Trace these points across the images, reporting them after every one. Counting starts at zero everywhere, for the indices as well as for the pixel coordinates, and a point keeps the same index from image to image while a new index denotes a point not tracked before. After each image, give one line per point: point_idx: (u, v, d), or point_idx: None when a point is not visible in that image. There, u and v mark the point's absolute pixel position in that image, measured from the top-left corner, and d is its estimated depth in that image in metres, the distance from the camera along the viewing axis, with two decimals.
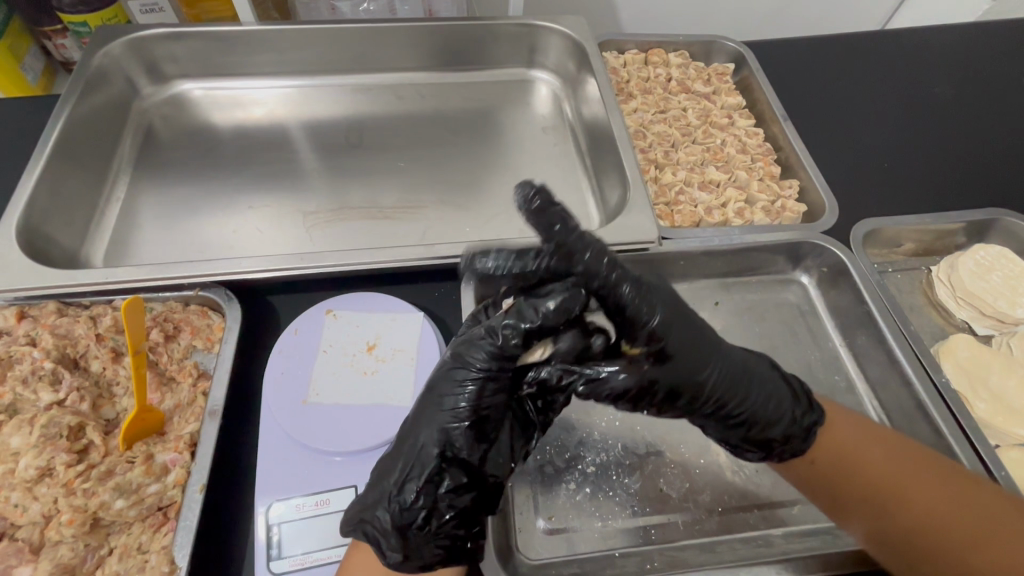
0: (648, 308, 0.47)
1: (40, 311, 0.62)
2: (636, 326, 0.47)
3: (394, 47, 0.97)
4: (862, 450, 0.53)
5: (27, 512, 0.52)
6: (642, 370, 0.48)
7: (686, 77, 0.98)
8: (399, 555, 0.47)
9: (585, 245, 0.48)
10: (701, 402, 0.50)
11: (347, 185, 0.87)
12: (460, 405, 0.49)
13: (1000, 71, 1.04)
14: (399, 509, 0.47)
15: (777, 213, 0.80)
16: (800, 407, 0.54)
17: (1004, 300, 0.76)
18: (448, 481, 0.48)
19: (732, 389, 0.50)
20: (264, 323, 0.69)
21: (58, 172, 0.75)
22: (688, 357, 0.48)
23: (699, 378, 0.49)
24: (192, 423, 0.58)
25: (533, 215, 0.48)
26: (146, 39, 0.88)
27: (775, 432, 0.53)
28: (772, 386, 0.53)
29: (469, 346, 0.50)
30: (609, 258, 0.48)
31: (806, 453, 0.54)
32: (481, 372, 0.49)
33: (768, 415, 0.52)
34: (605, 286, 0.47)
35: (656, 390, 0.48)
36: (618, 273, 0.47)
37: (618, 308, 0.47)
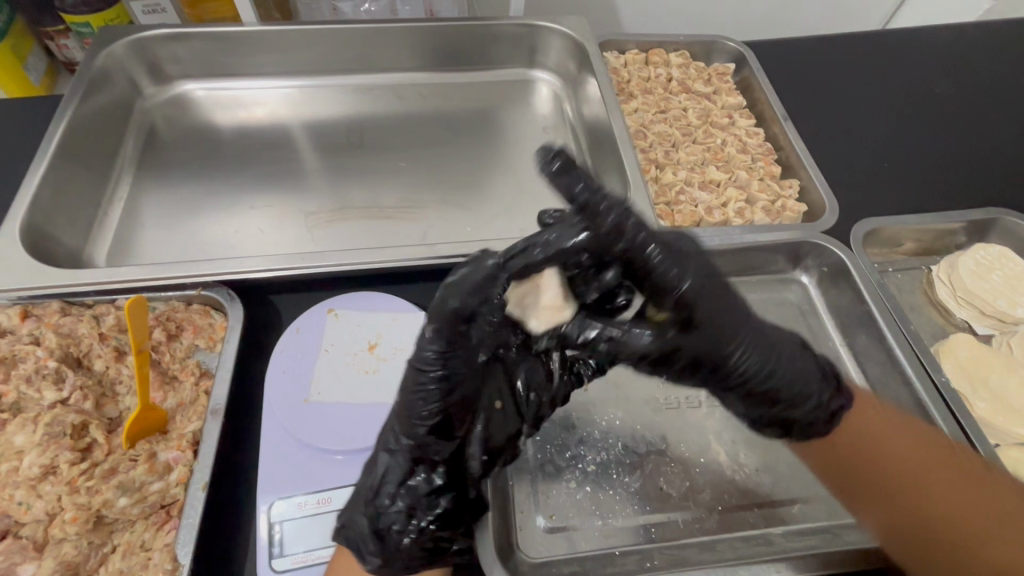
0: (676, 273, 0.44)
1: (44, 310, 0.63)
2: (663, 295, 0.45)
3: (395, 47, 0.97)
4: (885, 441, 0.55)
5: (31, 510, 0.52)
6: (666, 337, 0.46)
7: (686, 77, 0.98)
8: (379, 559, 0.49)
9: (609, 207, 0.45)
10: (729, 372, 0.49)
11: (349, 185, 0.87)
12: (424, 411, 0.46)
13: (1001, 70, 1.04)
14: (376, 514, 0.49)
15: (778, 213, 0.80)
16: (828, 390, 0.54)
17: (1004, 300, 0.76)
18: (423, 486, 0.49)
19: (764, 358, 0.49)
20: (266, 322, 0.69)
21: (61, 172, 0.76)
22: (714, 326, 0.46)
23: (725, 348, 0.48)
24: (195, 422, 0.58)
25: (557, 174, 0.45)
26: (148, 39, 0.89)
27: (800, 413, 0.53)
28: (802, 365, 0.52)
29: (420, 346, 0.45)
30: (636, 220, 0.45)
31: (830, 436, 0.57)
32: (437, 375, 0.45)
33: (795, 391, 0.51)
34: (632, 249, 0.45)
35: (679, 357, 0.47)
36: (644, 237, 0.45)
37: (646, 273, 0.45)
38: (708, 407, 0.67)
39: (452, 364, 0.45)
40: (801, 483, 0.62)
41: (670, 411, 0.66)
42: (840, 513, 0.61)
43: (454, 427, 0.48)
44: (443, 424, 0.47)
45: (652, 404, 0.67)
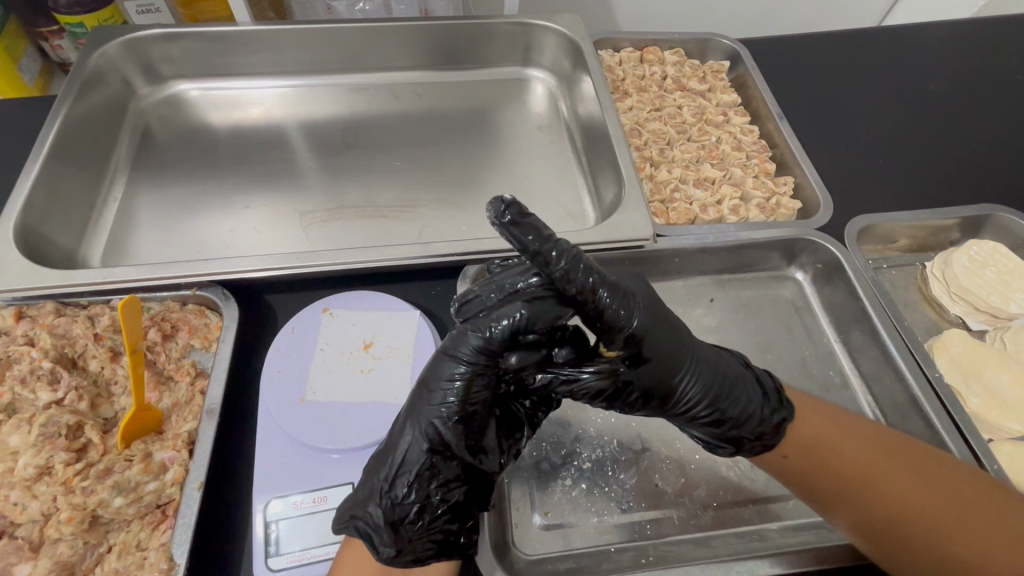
0: (625, 312, 0.47)
1: (38, 311, 0.62)
2: (613, 331, 0.47)
3: (389, 46, 0.97)
4: (842, 441, 0.54)
5: (27, 510, 0.52)
6: (618, 373, 0.50)
7: (681, 75, 0.99)
8: (392, 550, 0.47)
9: (560, 255, 0.45)
10: (679, 398, 0.52)
11: (344, 184, 0.87)
12: (449, 400, 0.48)
13: (995, 67, 1.04)
14: (391, 504, 0.48)
15: (772, 210, 0.81)
16: (770, 402, 0.54)
17: (998, 295, 0.76)
18: (439, 476, 0.49)
19: (708, 382, 0.51)
20: (262, 322, 0.69)
21: (56, 173, 0.76)
22: (664, 358, 0.50)
23: (673, 378, 0.51)
24: (190, 422, 0.58)
25: (510, 226, 0.44)
26: (142, 39, 0.88)
27: (746, 430, 0.53)
28: (742, 380, 0.54)
29: (457, 338, 0.49)
30: (586, 264, 0.46)
31: (779, 448, 0.54)
32: (470, 365, 0.48)
33: (744, 412, 0.53)
34: (583, 293, 0.45)
35: (631, 390, 0.50)
36: (593, 280, 0.46)
37: (598, 316, 0.46)
38: None
39: (481, 357, 0.48)
40: None
41: None
42: None
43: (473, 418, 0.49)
44: (463, 415, 0.48)
45: None
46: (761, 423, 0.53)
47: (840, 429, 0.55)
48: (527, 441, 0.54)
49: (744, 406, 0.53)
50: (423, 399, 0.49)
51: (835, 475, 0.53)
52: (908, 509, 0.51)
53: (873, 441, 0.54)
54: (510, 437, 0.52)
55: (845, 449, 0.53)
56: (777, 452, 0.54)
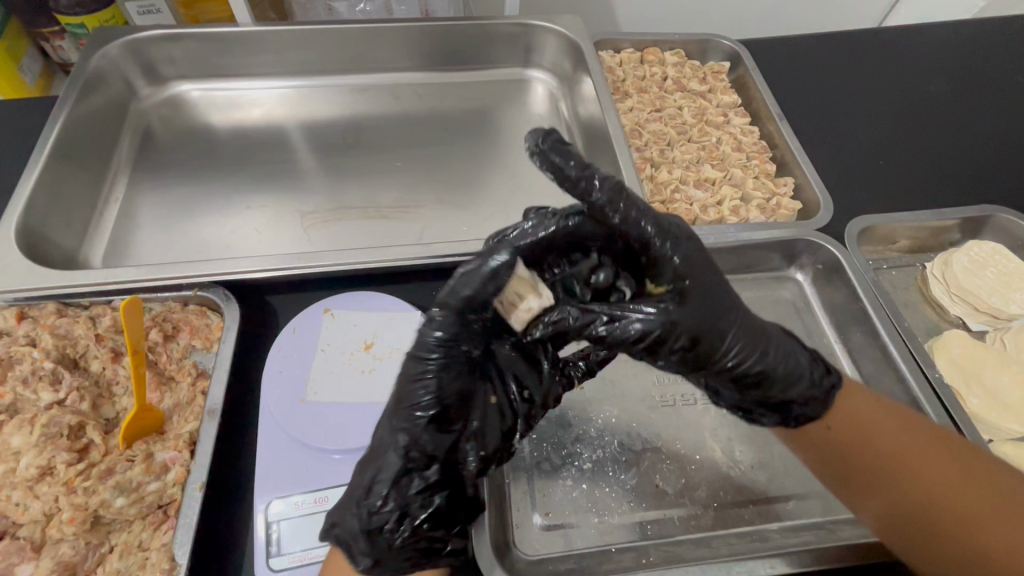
0: (671, 246, 0.48)
1: (39, 312, 0.63)
2: (659, 265, 0.48)
3: (390, 47, 0.97)
4: (881, 426, 0.54)
5: (29, 510, 0.52)
6: (667, 312, 0.47)
7: (681, 75, 0.99)
8: (369, 560, 0.47)
9: (602, 183, 0.48)
10: (727, 350, 0.49)
11: (345, 184, 0.87)
12: (422, 403, 0.48)
13: (995, 68, 1.04)
14: (367, 513, 0.48)
15: (772, 211, 0.81)
16: (818, 368, 0.54)
17: (998, 296, 0.76)
18: (417, 482, 0.49)
19: (758, 330, 0.51)
20: (263, 323, 0.69)
21: (57, 173, 0.76)
22: (709, 302, 0.48)
23: (723, 325, 0.49)
24: (191, 422, 0.58)
25: (548, 154, 0.48)
26: (143, 41, 0.89)
27: (796, 391, 0.52)
28: (791, 347, 0.53)
29: (424, 333, 0.49)
30: (628, 193, 0.49)
31: (822, 417, 0.54)
32: (439, 362, 0.49)
33: (793, 374, 0.52)
34: (627, 220, 0.48)
35: (678, 335, 0.47)
36: (636, 209, 0.48)
37: (642, 247, 0.48)
38: (704, 404, 0.67)
39: (451, 352, 0.49)
40: (797, 479, 0.63)
41: (665, 408, 0.67)
42: (835, 509, 0.61)
43: (447, 417, 0.49)
44: (437, 415, 0.49)
45: (647, 402, 0.68)
46: (808, 386, 0.53)
47: (882, 415, 0.54)
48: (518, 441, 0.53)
49: (792, 363, 0.52)
50: (399, 403, 0.49)
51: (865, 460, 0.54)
52: (938, 505, 0.51)
53: (912, 433, 0.54)
54: (494, 437, 0.51)
55: (884, 433, 0.53)
56: (821, 424, 0.55)
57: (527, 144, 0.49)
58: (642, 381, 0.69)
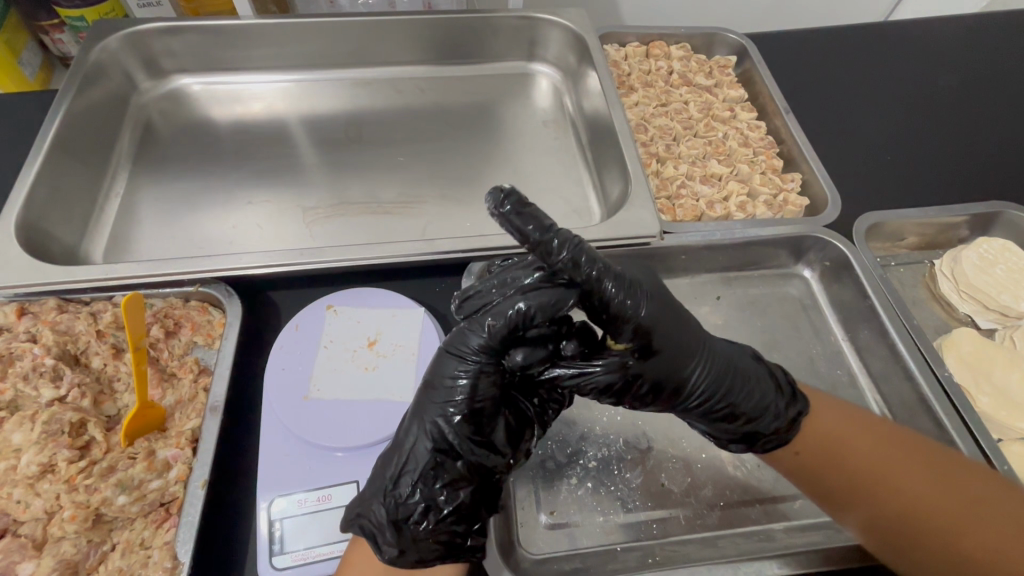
0: (631, 303, 0.46)
1: (40, 308, 0.62)
2: (620, 322, 0.46)
3: (392, 41, 0.96)
4: (852, 435, 0.54)
5: (30, 508, 0.52)
6: (628, 366, 0.49)
7: (687, 69, 0.97)
8: (395, 550, 0.47)
9: (562, 245, 0.44)
10: (688, 393, 0.51)
11: (347, 180, 0.86)
12: (454, 397, 0.48)
13: (1004, 62, 1.03)
14: (395, 502, 0.48)
15: (779, 207, 0.80)
16: (785, 398, 0.54)
17: (1008, 294, 0.75)
18: (443, 476, 0.48)
19: (721, 375, 0.51)
20: (265, 319, 0.69)
21: (56, 168, 0.75)
22: (674, 351, 0.49)
23: (684, 372, 0.50)
24: (193, 420, 0.58)
25: (510, 216, 0.44)
26: (143, 34, 0.88)
27: (761, 426, 0.53)
28: (756, 376, 0.54)
29: (463, 334, 0.49)
30: (588, 254, 0.45)
31: (792, 444, 0.54)
32: (475, 363, 0.48)
33: (757, 406, 0.53)
34: (586, 283, 0.45)
35: (641, 383, 0.49)
36: (598, 270, 0.45)
37: (603, 307, 0.46)
38: None
39: (485, 354, 0.48)
40: None
41: None
42: None
43: (477, 417, 0.48)
44: (469, 414, 0.48)
45: None
46: (775, 415, 0.53)
47: (853, 425, 0.55)
48: (537, 441, 0.54)
49: (757, 398, 0.53)
50: (428, 398, 0.49)
51: (842, 469, 0.53)
52: (931, 508, 0.50)
53: (890, 439, 0.54)
54: (519, 441, 0.51)
55: (863, 447, 0.53)
56: (789, 449, 0.55)
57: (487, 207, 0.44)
58: None
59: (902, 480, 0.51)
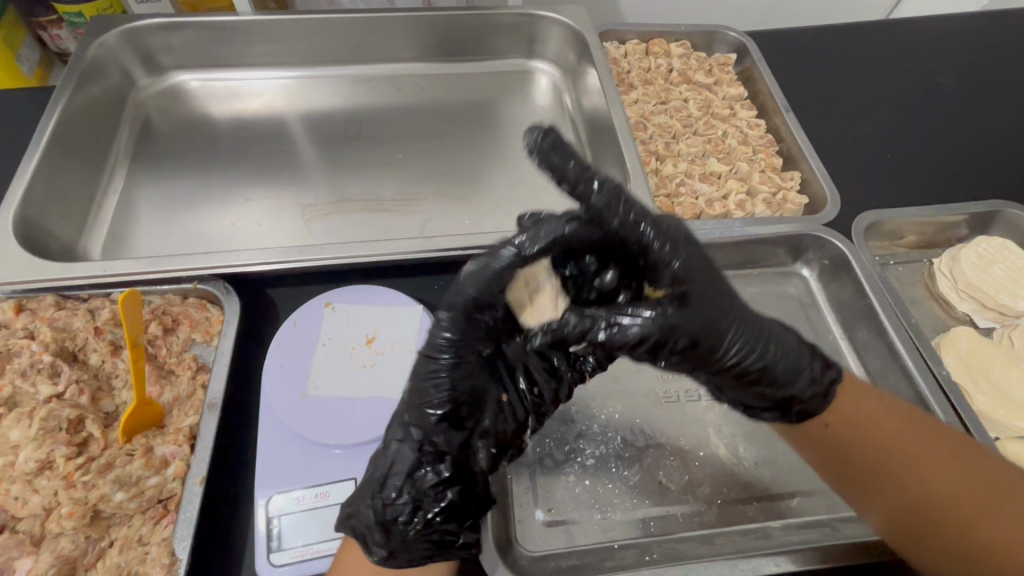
0: (669, 249, 0.44)
1: (37, 304, 0.62)
2: (658, 269, 0.45)
3: (390, 37, 0.96)
4: (877, 419, 0.53)
5: (28, 504, 0.52)
6: (667, 316, 0.45)
7: (687, 67, 0.97)
8: (384, 551, 0.47)
9: (601, 186, 0.44)
10: (729, 352, 0.48)
11: (346, 177, 0.86)
12: (440, 391, 0.47)
13: (1005, 61, 1.03)
14: (382, 506, 0.47)
15: (778, 206, 0.80)
16: (819, 363, 0.52)
17: (1006, 293, 0.75)
18: (430, 477, 0.48)
19: (758, 337, 0.48)
20: (263, 316, 0.69)
21: (54, 164, 0.75)
22: (711, 302, 0.46)
23: (723, 326, 0.47)
24: (191, 417, 0.58)
25: (549, 152, 0.43)
26: (141, 29, 0.87)
27: (798, 388, 0.51)
28: (791, 343, 0.51)
29: (433, 333, 0.47)
30: (626, 197, 0.44)
31: (821, 415, 0.53)
32: (451, 359, 0.47)
33: (792, 368, 0.50)
34: (624, 227, 0.44)
35: (679, 337, 0.45)
36: (633, 215, 0.44)
37: (640, 251, 0.45)
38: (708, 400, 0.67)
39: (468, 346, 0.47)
40: (800, 476, 0.62)
41: (668, 405, 0.66)
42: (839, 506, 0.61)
43: (461, 413, 0.48)
44: (454, 409, 0.48)
45: (650, 397, 0.67)
46: (811, 378, 0.51)
47: (889, 414, 0.54)
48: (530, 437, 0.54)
49: (794, 359, 0.50)
50: (411, 395, 0.48)
51: (872, 456, 0.52)
52: (942, 492, 0.51)
53: (901, 416, 0.54)
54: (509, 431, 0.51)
55: (883, 429, 0.53)
56: (818, 421, 0.54)
57: (526, 143, 0.43)
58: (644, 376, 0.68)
59: (917, 460, 0.52)
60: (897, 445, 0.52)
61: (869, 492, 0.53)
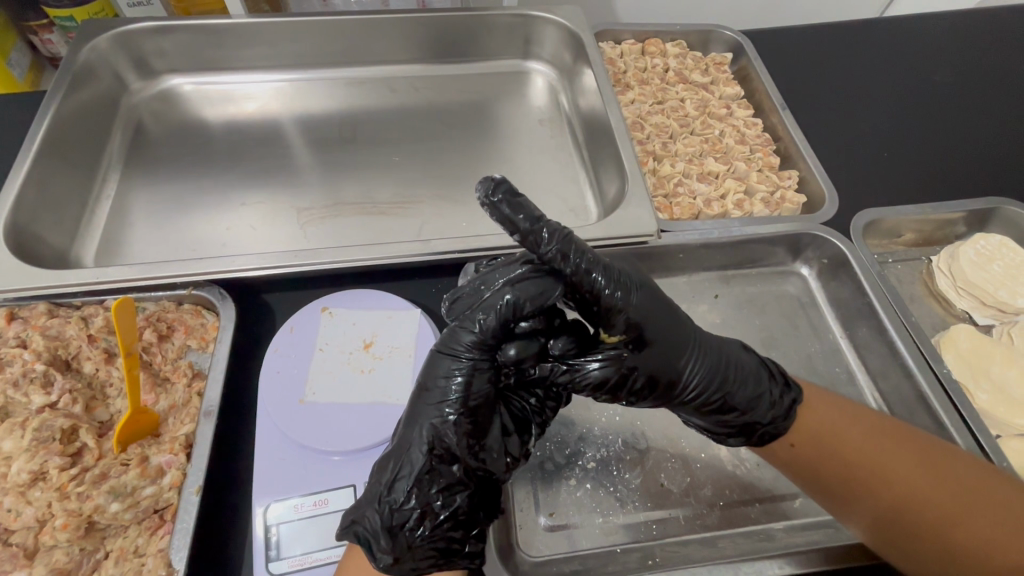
0: (620, 295, 0.46)
1: (29, 312, 0.61)
2: (612, 315, 0.47)
3: (386, 39, 0.95)
4: (836, 427, 0.54)
5: (21, 516, 0.51)
6: (621, 359, 0.49)
7: (683, 67, 0.97)
8: (390, 557, 0.46)
9: (551, 235, 0.45)
10: (684, 386, 0.51)
11: (342, 180, 0.86)
12: (450, 393, 0.48)
13: (999, 58, 1.03)
14: (390, 510, 0.47)
15: (777, 205, 0.80)
16: (778, 385, 0.54)
17: (1005, 290, 0.75)
18: (439, 480, 0.48)
19: (716, 365, 0.51)
20: (260, 321, 0.68)
21: (45, 170, 0.74)
22: (664, 342, 0.49)
23: (678, 362, 0.50)
24: (187, 424, 0.57)
25: (499, 206, 0.44)
26: (133, 33, 0.87)
27: (757, 415, 0.53)
28: (750, 367, 0.54)
29: (455, 333, 0.48)
30: (576, 245, 0.45)
31: (787, 436, 0.54)
32: (469, 360, 0.48)
33: (751, 396, 0.52)
34: (576, 277, 0.45)
35: (636, 376, 0.49)
36: (587, 262, 0.46)
37: (593, 299, 0.46)
38: None
39: (480, 352, 0.48)
40: None
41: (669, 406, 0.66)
42: None
43: (474, 417, 0.48)
44: (465, 412, 0.48)
45: None
46: (771, 404, 0.53)
47: (843, 416, 0.54)
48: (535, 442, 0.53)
49: (752, 386, 0.52)
50: (423, 398, 0.49)
51: (844, 461, 0.52)
52: (922, 491, 0.51)
53: (859, 421, 0.54)
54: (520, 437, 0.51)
55: (846, 437, 0.53)
56: (784, 443, 0.54)
57: (477, 201, 0.44)
58: None
59: (888, 462, 0.52)
60: (866, 450, 0.52)
61: (855, 503, 0.52)
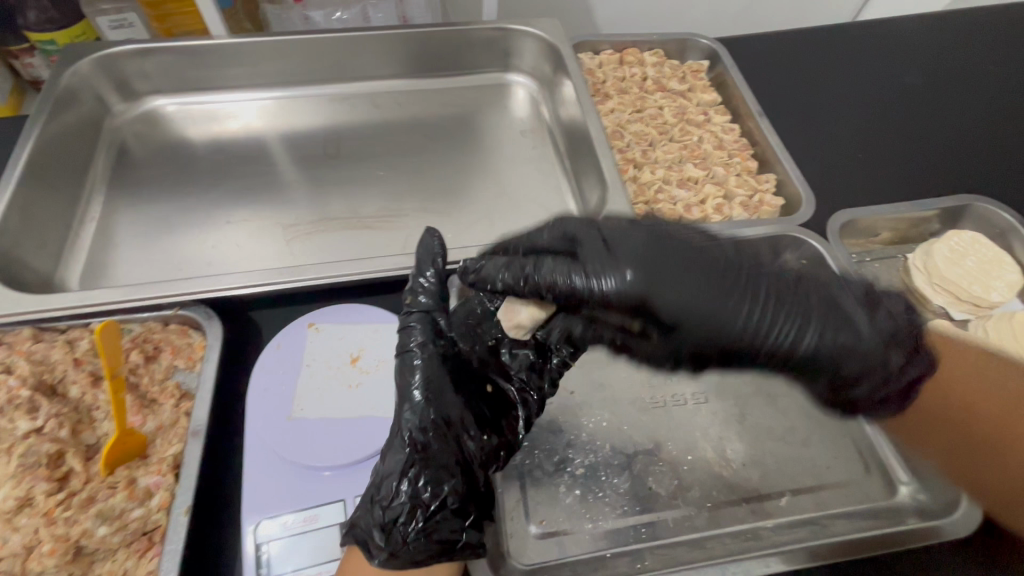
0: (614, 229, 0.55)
1: (14, 338, 0.61)
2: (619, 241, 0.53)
3: (368, 55, 0.96)
4: None
5: (7, 543, 0.51)
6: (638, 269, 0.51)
7: (661, 75, 0.99)
8: (385, 553, 0.49)
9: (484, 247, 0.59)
10: (747, 308, 0.50)
11: (327, 195, 0.86)
12: (415, 398, 0.54)
13: (967, 58, 1.06)
14: (382, 507, 0.50)
15: (755, 208, 0.82)
16: (869, 322, 0.53)
17: (979, 285, 0.76)
18: (423, 474, 0.51)
19: (779, 292, 0.52)
20: (246, 339, 0.68)
21: (29, 194, 0.74)
22: (700, 263, 0.51)
23: (724, 281, 0.51)
24: (175, 445, 0.57)
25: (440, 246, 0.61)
26: (115, 57, 0.87)
27: (849, 346, 0.51)
28: (830, 302, 0.53)
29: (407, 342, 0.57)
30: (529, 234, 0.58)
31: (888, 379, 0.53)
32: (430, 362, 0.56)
33: (832, 324, 0.52)
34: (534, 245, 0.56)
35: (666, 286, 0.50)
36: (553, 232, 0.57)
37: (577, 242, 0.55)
38: (694, 404, 0.67)
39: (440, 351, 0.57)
40: (789, 476, 0.63)
41: (656, 410, 0.67)
42: (826, 504, 0.62)
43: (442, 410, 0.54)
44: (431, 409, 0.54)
45: (638, 404, 0.67)
46: (818, 334, 0.51)
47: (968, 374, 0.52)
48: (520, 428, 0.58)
49: (789, 314, 0.51)
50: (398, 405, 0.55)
51: None
52: None
53: None
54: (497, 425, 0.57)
55: None
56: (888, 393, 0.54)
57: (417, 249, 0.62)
58: (632, 383, 0.69)
59: None
60: None
61: None
